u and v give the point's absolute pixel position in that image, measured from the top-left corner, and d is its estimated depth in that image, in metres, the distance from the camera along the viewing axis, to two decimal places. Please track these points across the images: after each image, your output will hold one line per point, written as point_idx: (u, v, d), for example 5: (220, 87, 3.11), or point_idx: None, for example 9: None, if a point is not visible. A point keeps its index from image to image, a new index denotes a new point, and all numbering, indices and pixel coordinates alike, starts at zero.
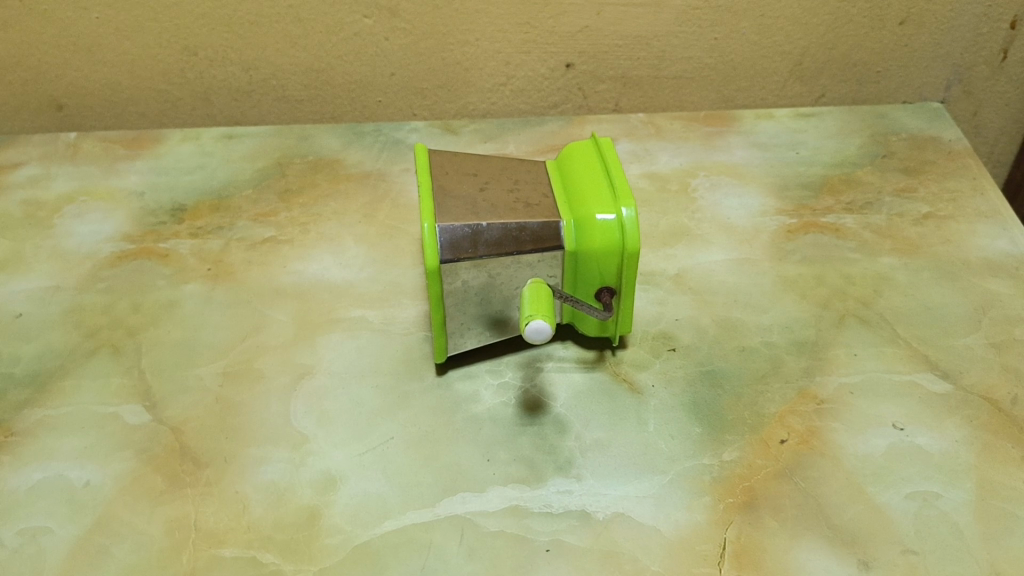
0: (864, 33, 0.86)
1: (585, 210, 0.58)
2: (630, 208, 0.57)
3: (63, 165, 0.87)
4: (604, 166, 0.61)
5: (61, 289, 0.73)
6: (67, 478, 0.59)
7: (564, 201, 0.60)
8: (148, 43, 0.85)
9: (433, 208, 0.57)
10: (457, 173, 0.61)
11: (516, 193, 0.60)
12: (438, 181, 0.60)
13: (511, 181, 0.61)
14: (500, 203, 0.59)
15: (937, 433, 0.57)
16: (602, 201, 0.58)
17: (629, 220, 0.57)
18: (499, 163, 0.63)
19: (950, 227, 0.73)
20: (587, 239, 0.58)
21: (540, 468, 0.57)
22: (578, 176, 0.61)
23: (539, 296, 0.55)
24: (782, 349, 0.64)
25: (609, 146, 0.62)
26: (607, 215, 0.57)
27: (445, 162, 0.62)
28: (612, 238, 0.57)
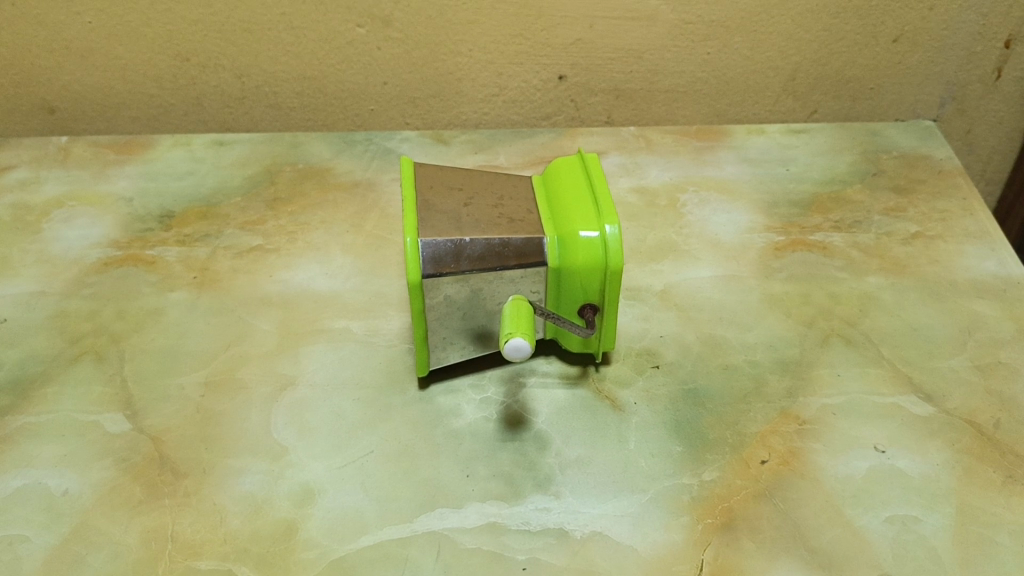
0: (858, 50, 0.86)
1: (568, 226, 0.58)
2: (614, 226, 0.57)
3: (53, 169, 0.87)
4: (589, 182, 0.61)
5: (46, 294, 0.73)
6: (45, 486, 0.58)
7: (548, 218, 0.60)
8: (141, 48, 0.85)
9: (417, 223, 0.57)
10: (441, 187, 0.61)
11: (501, 208, 0.60)
12: (423, 196, 0.60)
13: (497, 196, 0.61)
14: (484, 218, 0.59)
15: (918, 456, 0.57)
16: (585, 218, 0.58)
17: (612, 238, 0.57)
18: (485, 178, 0.63)
19: (939, 248, 0.73)
20: (570, 256, 0.57)
21: (519, 484, 0.57)
22: (564, 192, 0.61)
23: (519, 317, 0.55)
24: (766, 368, 0.63)
25: (595, 162, 0.62)
26: (590, 232, 0.57)
27: (430, 176, 0.62)
28: (596, 255, 0.57)
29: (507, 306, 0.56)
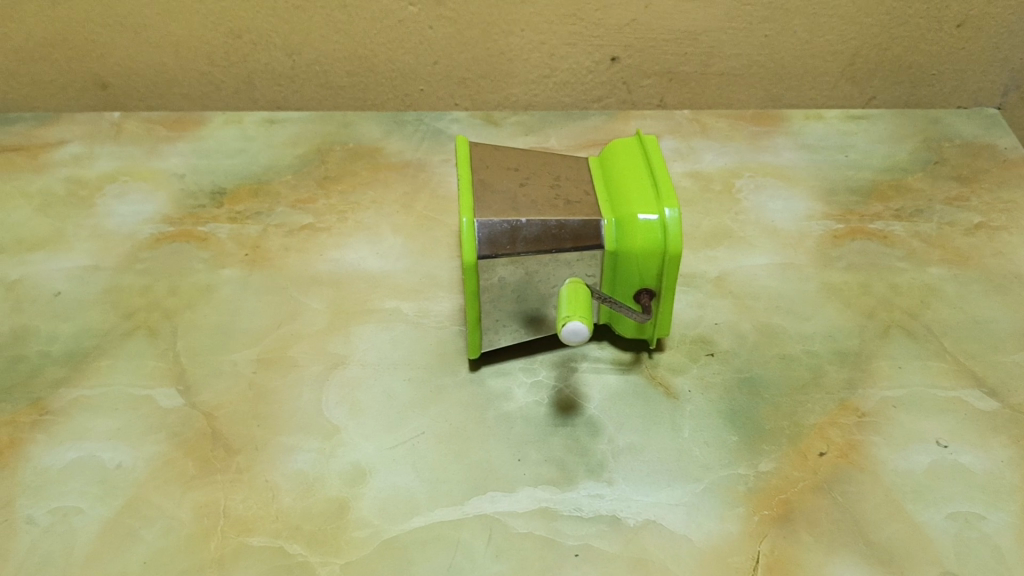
0: (921, 35, 0.83)
1: (627, 209, 0.57)
2: (674, 210, 0.56)
3: (106, 145, 0.88)
4: (648, 165, 0.59)
5: (99, 269, 0.74)
6: (99, 459, 0.59)
7: (605, 200, 0.59)
8: (194, 25, 0.85)
9: (473, 203, 0.56)
10: (496, 166, 0.60)
11: (556, 189, 0.59)
12: (478, 176, 0.59)
13: (553, 177, 0.61)
14: (539, 199, 0.58)
15: (982, 452, 0.56)
16: (644, 201, 0.57)
17: (671, 221, 0.56)
18: (540, 159, 0.62)
19: (1003, 239, 0.71)
20: (629, 240, 0.56)
21: (571, 470, 0.56)
22: (622, 173, 0.60)
23: (579, 301, 0.54)
24: (824, 358, 0.62)
25: (655, 144, 0.61)
26: (650, 215, 0.56)
27: (484, 155, 0.61)
28: (654, 239, 0.56)
29: (569, 287, 0.55)
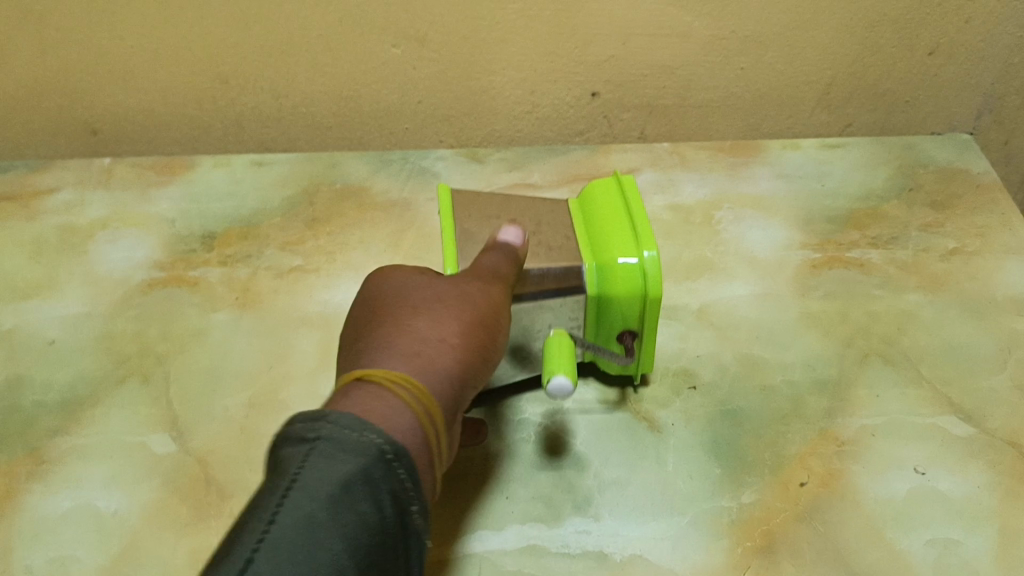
0: (893, 63, 0.84)
1: (607, 253, 0.58)
2: (652, 252, 0.57)
3: (98, 191, 0.89)
4: (626, 207, 0.61)
5: (93, 315, 0.75)
6: (95, 507, 0.60)
7: (585, 244, 0.60)
8: (182, 70, 0.86)
9: (458, 259, 0.57)
10: (477, 217, 0.61)
11: (538, 237, 0.60)
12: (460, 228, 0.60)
13: (535, 225, 0.62)
14: (522, 245, 0.59)
15: (960, 477, 0.57)
16: (623, 245, 0.58)
17: (651, 264, 0.57)
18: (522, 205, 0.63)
19: (977, 263, 0.73)
20: (611, 285, 0.58)
21: (558, 507, 0.57)
22: (601, 217, 0.61)
23: (564, 353, 0.55)
24: (804, 387, 0.63)
25: (632, 186, 0.62)
26: (629, 258, 0.58)
27: (465, 206, 0.62)
28: (635, 282, 0.57)
29: (554, 339, 0.56)
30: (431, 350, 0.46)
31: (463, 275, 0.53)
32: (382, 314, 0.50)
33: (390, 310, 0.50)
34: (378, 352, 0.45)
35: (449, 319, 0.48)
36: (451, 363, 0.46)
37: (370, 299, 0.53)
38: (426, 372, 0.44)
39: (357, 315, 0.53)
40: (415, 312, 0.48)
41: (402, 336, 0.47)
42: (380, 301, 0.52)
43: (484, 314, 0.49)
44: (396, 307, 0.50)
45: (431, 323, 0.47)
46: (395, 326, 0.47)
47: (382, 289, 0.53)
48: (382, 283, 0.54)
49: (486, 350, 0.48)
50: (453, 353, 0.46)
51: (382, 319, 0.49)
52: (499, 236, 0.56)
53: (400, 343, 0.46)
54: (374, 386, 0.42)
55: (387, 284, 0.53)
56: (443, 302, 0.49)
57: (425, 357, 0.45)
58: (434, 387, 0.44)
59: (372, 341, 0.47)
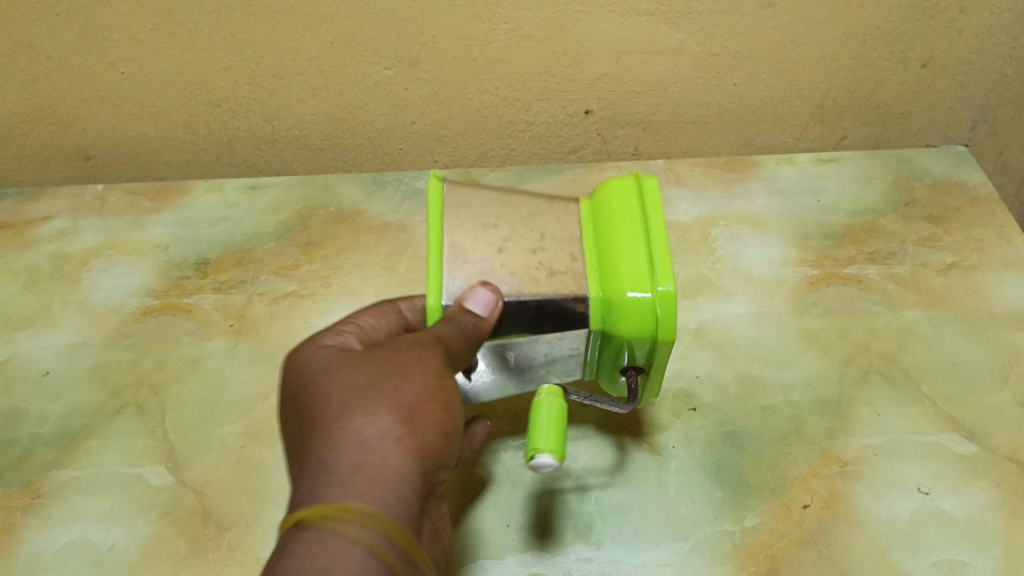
0: (885, 76, 0.82)
1: (614, 286, 0.53)
2: (666, 290, 0.51)
3: (91, 218, 0.89)
4: (644, 227, 0.54)
5: (87, 346, 0.75)
6: (91, 541, 0.60)
7: (591, 261, 0.55)
8: (174, 96, 0.85)
9: (442, 289, 0.54)
10: (468, 222, 0.56)
11: (538, 254, 0.55)
12: (447, 236, 0.55)
13: (534, 236, 0.57)
14: (515, 267, 0.55)
15: (964, 497, 0.57)
16: (635, 275, 0.52)
17: (663, 301, 0.51)
18: (526, 208, 0.58)
19: (976, 278, 0.73)
20: (616, 319, 0.53)
21: (560, 534, 0.57)
22: (612, 234, 0.55)
23: (557, 425, 0.49)
24: (804, 408, 0.63)
25: (656, 203, 0.55)
26: (641, 294, 0.52)
27: (457, 204, 0.57)
28: (645, 320, 0.52)
29: (546, 405, 0.50)
30: (374, 457, 0.44)
31: (391, 347, 0.50)
32: (307, 417, 0.47)
33: (317, 409, 0.47)
34: (319, 476, 0.44)
35: (383, 409, 0.46)
36: (400, 464, 0.44)
37: (291, 390, 0.50)
38: (375, 487, 0.43)
39: (281, 408, 0.50)
40: (342, 411, 0.46)
41: (338, 448, 0.45)
42: (302, 393, 0.49)
43: (420, 390, 0.47)
44: (320, 403, 0.47)
45: (365, 422, 0.45)
46: (326, 434, 0.45)
47: (301, 374, 0.50)
48: (302, 364, 0.51)
49: (435, 426, 0.47)
50: (397, 449, 0.45)
51: (309, 426, 0.47)
52: (466, 304, 0.51)
53: (338, 458, 0.44)
54: (321, 526, 0.41)
55: (306, 364, 0.50)
56: (374, 388, 0.47)
57: (371, 469, 0.44)
58: (388, 501, 0.43)
59: (306, 458, 0.45)
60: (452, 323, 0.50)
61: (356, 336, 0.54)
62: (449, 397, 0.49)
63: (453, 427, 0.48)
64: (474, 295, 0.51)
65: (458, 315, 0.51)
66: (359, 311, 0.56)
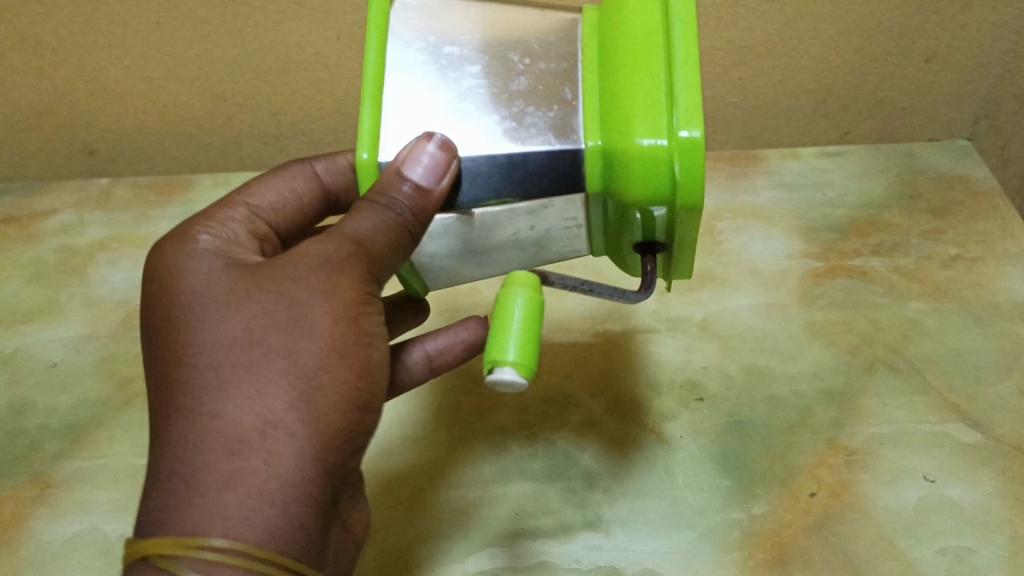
0: (889, 70, 0.82)
1: (621, 132, 0.42)
2: (688, 131, 0.40)
3: (96, 212, 0.89)
4: (666, 52, 0.42)
5: (94, 338, 0.75)
6: (101, 531, 0.61)
7: (595, 104, 0.44)
8: (182, 90, 0.85)
9: (381, 138, 0.44)
10: (424, 56, 0.45)
11: (515, 84, 0.45)
12: (389, 80, 0.44)
13: (513, 64, 0.45)
14: (487, 96, 0.45)
15: (969, 485, 0.58)
16: (648, 115, 0.41)
17: (685, 147, 0.40)
18: (510, 25, 0.46)
19: (980, 270, 0.73)
20: (621, 175, 0.42)
21: (569, 522, 0.57)
22: (624, 57, 0.43)
23: (527, 332, 0.44)
24: (811, 398, 0.63)
25: (686, 16, 0.42)
26: (655, 138, 0.41)
27: (404, 29, 0.45)
28: (657, 174, 0.41)
29: (515, 300, 0.44)
30: (252, 462, 0.40)
31: (279, 278, 0.43)
32: (176, 381, 0.42)
33: (188, 376, 0.42)
34: (187, 487, 0.40)
35: (267, 395, 0.41)
36: (285, 468, 0.40)
37: (159, 323, 0.44)
38: (251, 506, 0.39)
39: (150, 337, 0.45)
40: (217, 395, 0.41)
41: (212, 445, 0.40)
42: (171, 341, 0.43)
43: (314, 357, 0.42)
44: (190, 370, 0.42)
45: (244, 412, 0.40)
46: (199, 420, 0.41)
47: (171, 309, 0.44)
48: (172, 291, 0.44)
49: (334, 399, 0.42)
50: (282, 447, 0.40)
51: (179, 396, 0.42)
52: (402, 171, 0.42)
53: (210, 460, 0.40)
54: (184, 564, 0.39)
55: (174, 297, 0.44)
56: (256, 358, 0.41)
57: (248, 481, 0.40)
58: (271, 522, 0.40)
59: (176, 446, 0.41)
60: (385, 201, 0.43)
61: (247, 212, 0.50)
62: (353, 351, 0.43)
63: (361, 387, 0.43)
64: (415, 157, 0.42)
65: (397, 186, 0.43)
66: (246, 184, 0.52)
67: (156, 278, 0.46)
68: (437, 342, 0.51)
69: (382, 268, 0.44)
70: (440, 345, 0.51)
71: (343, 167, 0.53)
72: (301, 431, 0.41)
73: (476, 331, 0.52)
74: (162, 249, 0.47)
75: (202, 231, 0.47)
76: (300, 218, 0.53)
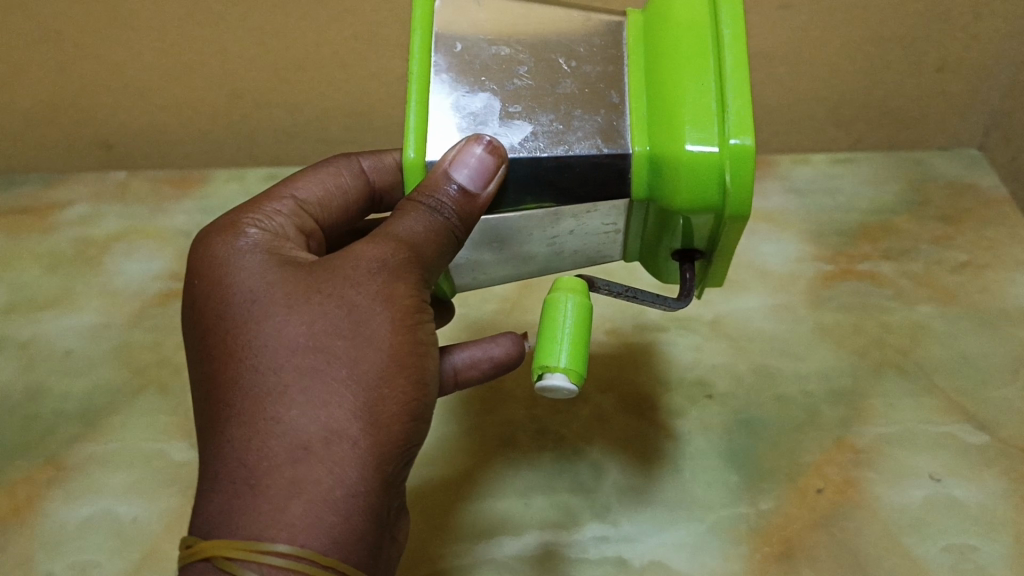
0: (900, 80, 0.82)
1: (668, 138, 0.41)
2: (739, 139, 0.39)
3: (113, 204, 0.90)
4: (715, 54, 0.41)
5: (109, 327, 0.76)
6: (115, 514, 0.62)
7: (642, 110, 0.43)
8: (197, 85, 0.85)
9: (426, 139, 0.44)
10: (469, 55, 0.44)
11: (562, 87, 0.44)
12: (435, 78, 0.44)
13: (559, 67, 0.44)
14: (533, 99, 0.44)
15: (974, 484, 0.59)
16: (698, 122, 0.40)
17: (736, 154, 0.39)
18: (549, 23, 0.46)
19: (988, 277, 0.74)
20: (668, 183, 0.41)
21: (576, 513, 0.58)
22: (672, 55, 0.42)
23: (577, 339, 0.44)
24: (819, 398, 0.64)
25: (736, 14, 0.41)
26: (705, 145, 0.40)
27: (449, 25, 0.44)
28: (706, 182, 0.40)
29: (564, 306, 0.44)
30: (316, 470, 0.38)
31: (337, 280, 0.42)
32: (234, 385, 0.40)
33: (247, 380, 0.40)
34: (249, 493, 0.38)
35: (330, 402, 0.39)
36: (349, 477, 0.39)
37: (213, 324, 0.43)
38: (317, 516, 0.38)
39: (203, 338, 0.43)
40: (279, 399, 0.39)
41: (274, 452, 0.39)
42: (228, 344, 0.42)
43: (377, 363, 0.40)
44: (249, 372, 0.40)
45: (307, 418, 0.39)
46: (261, 425, 0.39)
47: (227, 310, 0.43)
48: (226, 289, 0.43)
49: (396, 410, 0.40)
50: (345, 456, 0.39)
51: (238, 401, 0.40)
52: (452, 173, 0.42)
53: (274, 467, 0.38)
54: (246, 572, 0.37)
55: (230, 298, 0.43)
56: (319, 363, 0.40)
57: (312, 490, 0.38)
58: (336, 535, 0.38)
59: (236, 452, 0.39)
60: (432, 203, 0.42)
61: (294, 206, 0.50)
62: (412, 359, 0.42)
63: (419, 396, 0.42)
64: (462, 159, 0.41)
65: (443, 186, 0.42)
66: (292, 177, 0.52)
67: (211, 278, 0.44)
68: (466, 354, 0.48)
69: (430, 272, 0.44)
70: (468, 358, 0.48)
71: (390, 165, 0.54)
72: (365, 441, 0.39)
73: (507, 348, 0.50)
74: (210, 241, 0.46)
75: (252, 224, 0.47)
76: (346, 213, 0.53)
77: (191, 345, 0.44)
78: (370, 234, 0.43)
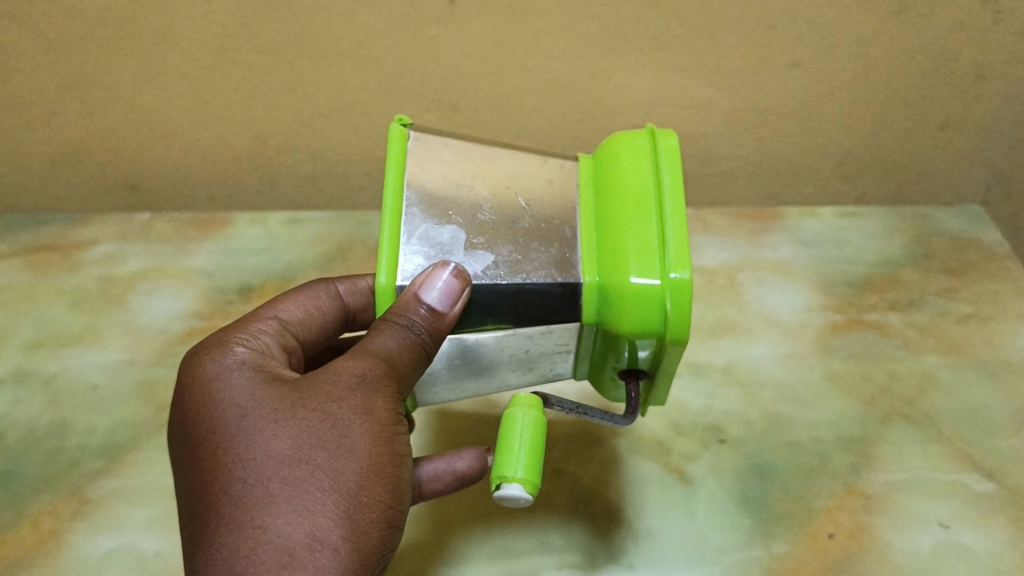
0: (906, 137, 0.85)
1: (615, 273, 0.47)
2: (679, 274, 0.45)
3: (136, 244, 0.92)
4: (655, 203, 0.48)
5: (133, 364, 0.78)
6: (137, 548, 0.63)
7: (591, 246, 0.49)
8: (221, 130, 0.86)
9: (398, 264, 0.48)
10: (438, 191, 0.50)
11: (521, 222, 0.50)
12: (407, 210, 0.49)
13: (519, 205, 0.50)
14: (495, 232, 0.49)
15: (982, 531, 0.60)
16: (642, 259, 0.46)
17: (675, 286, 0.45)
18: (511, 171, 0.52)
19: (992, 329, 0.76)
20: (615, 311, 0.47)
21: (594, 555, 0.59)
22: (618, 203, 0.49)
23: (532, 448, 0.47)
24: (829, 444, 0.66)
25: (673, 172, 0.48)
26: (648, 278, 0.46)
27: (422, 165, 0.50)
28: (650, 310, 0.46)
29: (521, 420, 0.47)
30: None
31: (321, 396, 0.45)
32: (224, 495, 0.42)
33: (236, 490, 0.42)
34: None
35: (313, 510, 0.42)
36: None
37: (202, 438, 0.45)
38: None
39: (192, 453, 0.45)
40: (267, 507, 0.42)
41: (262, 558, 0.40)
42: (215, 456, 0.44)
43: (356, 474, 0.43)
44: (238, 483, 0.43)
45: (293, 525, 0.41)
46: (249, 532, 0.41)
47: (216, 425, 0.45)
48: (216, 403, 0.46)
49: (374, 518, 0.43)
50: (327, 561, 0.41)
51: (227, 509, 0.42)
52: (421, 293, 0.46)
53: (260, 571, 0.40)
54: None
55: (219, 413, 0.46)
56: (304, 473, 0.43)
57: None
58: None
59: (224, 557, 0.41)
60: (404, 322, 0.47)
61: (277, 325, 0.54)
62: (389, 470, 0.45)
63: (394, 508, 0.45)
64: (430, 282, 0.46)
65: (414, 307, 0.46)
66: (275, 299, 0.56)
67: (201, 395, 0.47)
68: (431, 467, 0.51)
69: (403, 387, 0.47)
70: (433, 471, 0.51)
71: (364, 289, 0.60)
72: (346, 545, 0.42)
73: (470, 462, 0.52)
74: (198, 361, 0.49)
75: (239, 343, 0.50)
76: (323, 333, 0.57)
77: (178, 460, 0.47)
78: (347, 354, 0.47)
